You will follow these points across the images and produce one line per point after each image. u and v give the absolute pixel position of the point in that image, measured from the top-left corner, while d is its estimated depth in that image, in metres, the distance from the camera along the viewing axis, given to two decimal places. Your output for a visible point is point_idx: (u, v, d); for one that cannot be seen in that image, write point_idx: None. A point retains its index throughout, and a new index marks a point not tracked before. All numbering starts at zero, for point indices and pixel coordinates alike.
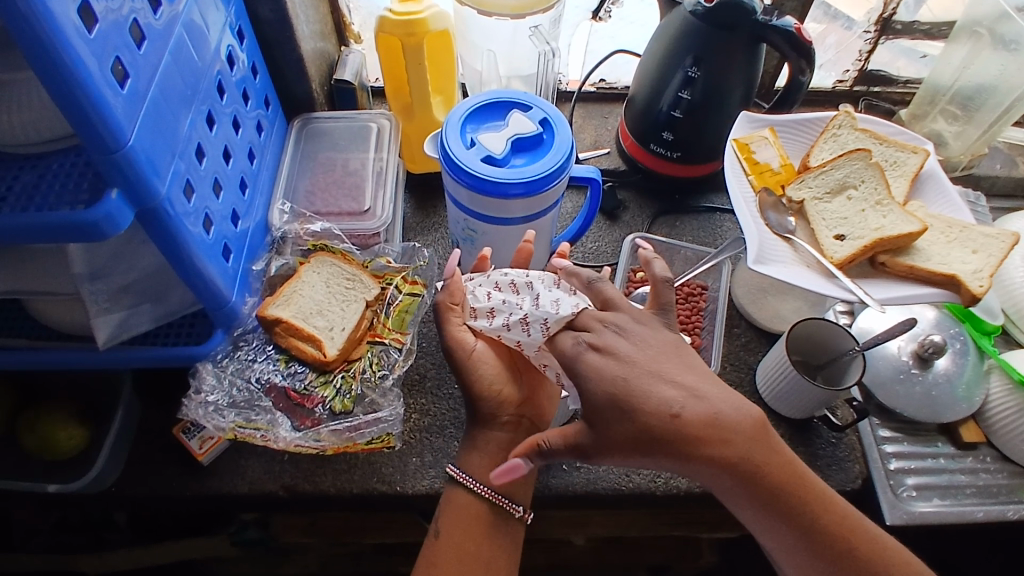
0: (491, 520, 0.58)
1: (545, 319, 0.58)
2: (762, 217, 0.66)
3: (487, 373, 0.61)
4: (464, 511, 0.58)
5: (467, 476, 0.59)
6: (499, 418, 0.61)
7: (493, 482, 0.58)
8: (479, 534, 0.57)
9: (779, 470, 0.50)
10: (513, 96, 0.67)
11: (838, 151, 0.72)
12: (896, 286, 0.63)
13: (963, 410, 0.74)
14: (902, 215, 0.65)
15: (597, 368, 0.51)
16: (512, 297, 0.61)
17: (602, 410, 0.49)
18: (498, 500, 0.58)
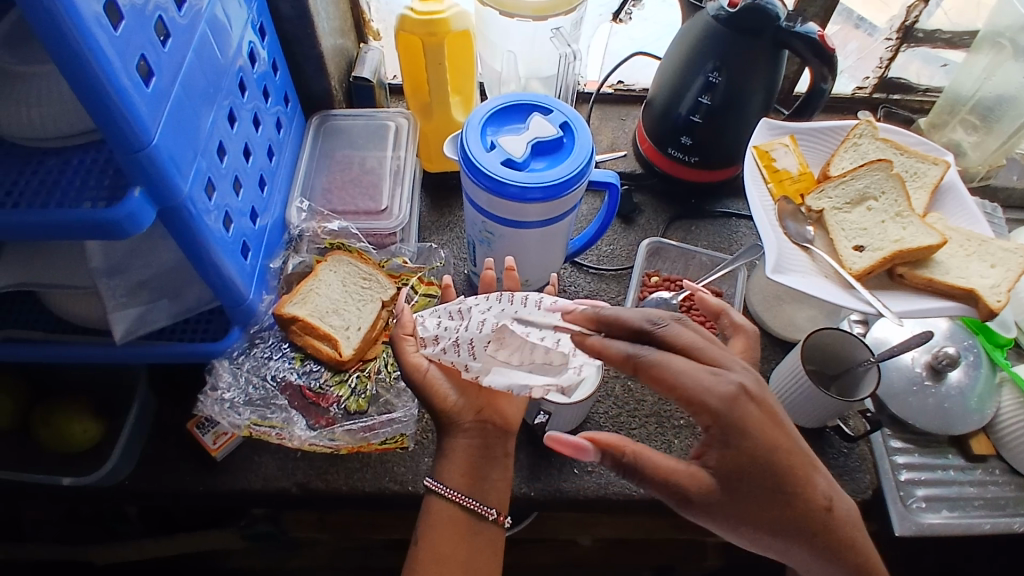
0: (468, 524, 0.56)
1: (472, 339, 0.55)
2: (781, 225, 0.66)
3: (443, 391, 0.58)
4: (440, 518, 0.56)
5: (438, 484, 0.56)
6: (459, 425, 0.58)
7: (463, 485, 0.56)
8: (457, 537, 0.55)
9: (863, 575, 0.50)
10: (534, 98, 0.67)
11: (859, 161, 0.71)
12: (914, 298, 0.63)
13: (975, 422, 0.73)
14: (922, 227, 0.65)
15: (758, 423, 0.46)
16: (455, 322, 0.58)
17: (743, 469, 0.45)
18: (469, 504, 0.56)
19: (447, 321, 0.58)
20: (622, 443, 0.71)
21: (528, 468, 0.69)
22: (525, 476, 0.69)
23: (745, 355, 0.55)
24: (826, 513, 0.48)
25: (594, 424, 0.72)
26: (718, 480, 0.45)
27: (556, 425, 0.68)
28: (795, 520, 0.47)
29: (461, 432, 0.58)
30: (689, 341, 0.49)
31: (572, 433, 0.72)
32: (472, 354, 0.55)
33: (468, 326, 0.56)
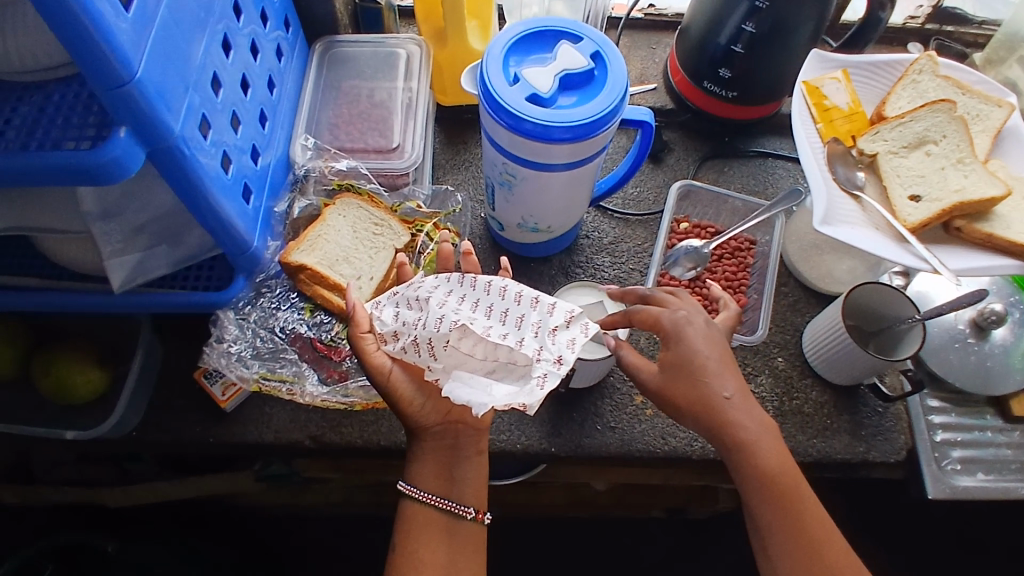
0: (449, 526, 0.55)
1: (431, 340, 0.49)
2: (830, 170, 0.61)
3: (408, 394, 0.55)
4: (416, 521, 0.55)
5: (414, 487, 0.55)
6: (424, 429, 0.56)
7: (437, 488, 0.55)
8: (437, 539, 0.54)
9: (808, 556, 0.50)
10: (562, 24, 0.60)
11: (917, 100, 0.65)
12: (971, 254, 0.58)
13: (1016, 382, 0.70)
14: (985, 176, 0.59)
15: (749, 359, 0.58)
16: (414, 313, 0.51)
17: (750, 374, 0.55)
18: (448, 505, 0.55)
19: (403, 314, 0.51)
20: (647, 398, 0.68)
21: (549, 422, 0.67)
22: (544, 432, 0.66)
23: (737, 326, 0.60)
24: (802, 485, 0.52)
25: (618, 378, 0.69)
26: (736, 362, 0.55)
27: (579, 379, 0.65)
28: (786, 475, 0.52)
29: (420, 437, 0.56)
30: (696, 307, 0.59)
31: (594, 387, 0.69)
32: (433, 354, 0.50)
33: (426, 322, 0.50)
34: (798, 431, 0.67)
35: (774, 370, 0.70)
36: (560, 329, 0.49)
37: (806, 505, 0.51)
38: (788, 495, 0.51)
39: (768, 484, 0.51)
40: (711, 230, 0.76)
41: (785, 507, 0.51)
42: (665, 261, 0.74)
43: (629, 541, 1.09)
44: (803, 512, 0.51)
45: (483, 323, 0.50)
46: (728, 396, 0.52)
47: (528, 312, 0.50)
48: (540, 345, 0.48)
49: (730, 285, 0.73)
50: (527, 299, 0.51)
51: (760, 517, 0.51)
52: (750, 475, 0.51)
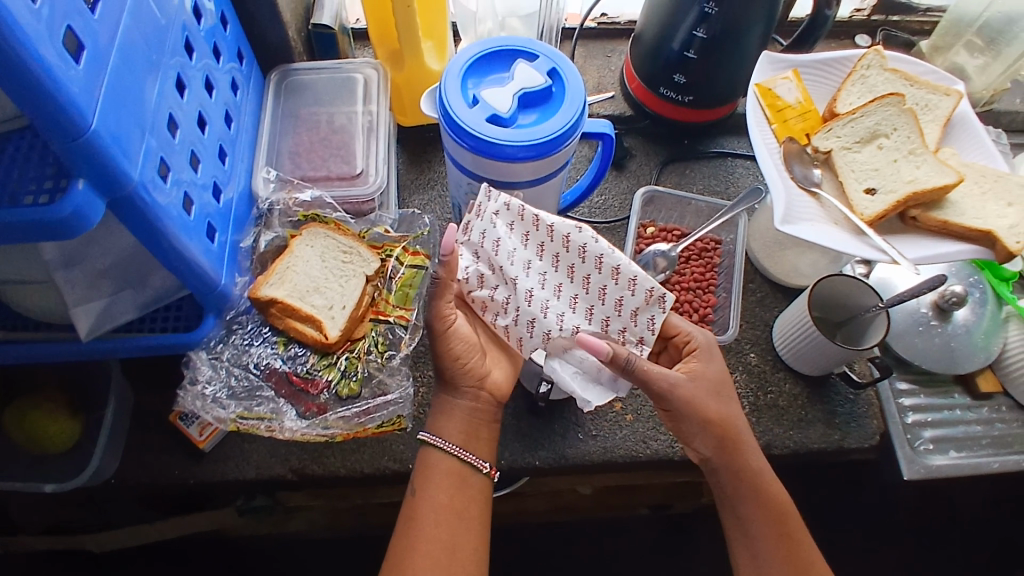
0: (464, 477, 0.56)
1: (521, 339, 0.55)
2: (787, 169, 0.62)
3: (457, 353, 0.57)
4: (437, 470, 0.56)
5: (437, 437, 0.56)
6: (459, 388, 0.58)
7: (460, 441, 0.57)
8: (451, 488, 0.55)
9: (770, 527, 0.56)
10: (517, 42, 0.61)
11: (867, 95, 0.67)
12: (926, 242, 0.60)
13: (981, 360, 0.72)
14: (937, 165, 0.61)
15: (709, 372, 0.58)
16: (498, 291, 0.54)
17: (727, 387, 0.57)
18: (466, 457, 0.56)
19: (491, 287, 0.54)
20: (626, 403, 0.69)
21: (530, 436, 0.67)
22: (527, 446, 0.67)
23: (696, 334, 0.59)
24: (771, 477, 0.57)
25: None
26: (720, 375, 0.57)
27: (557, 391, 0.66)
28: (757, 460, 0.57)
29: (455, 392, 0.58)
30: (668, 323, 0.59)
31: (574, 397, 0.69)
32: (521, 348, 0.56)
33: (518, 321, 0.54)
34: (775, 423, 0.68)
35: (747, 366, 0.71)
36: (641, 309, 0.54)
37: (798, 531, 0.57)
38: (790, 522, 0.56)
39: (775, 510, 0.56)
40: (677, 232, 0.77)
41: (786, 531, 0.56)
42: (636, 266, 0.75)
43: (618, 541, 1.09)
44: (797, 537, 0.56)
45: (567, 304, 0.54)
46: (742, 425, 0.56)
47: (610, 285, 0.54)
48: (625, 326, 0.55)
49: (698, 286, 0.74)
50: (608, 267, 0.53)
51: (755, 535, 0.56)
52: (759, 503, 0.56)
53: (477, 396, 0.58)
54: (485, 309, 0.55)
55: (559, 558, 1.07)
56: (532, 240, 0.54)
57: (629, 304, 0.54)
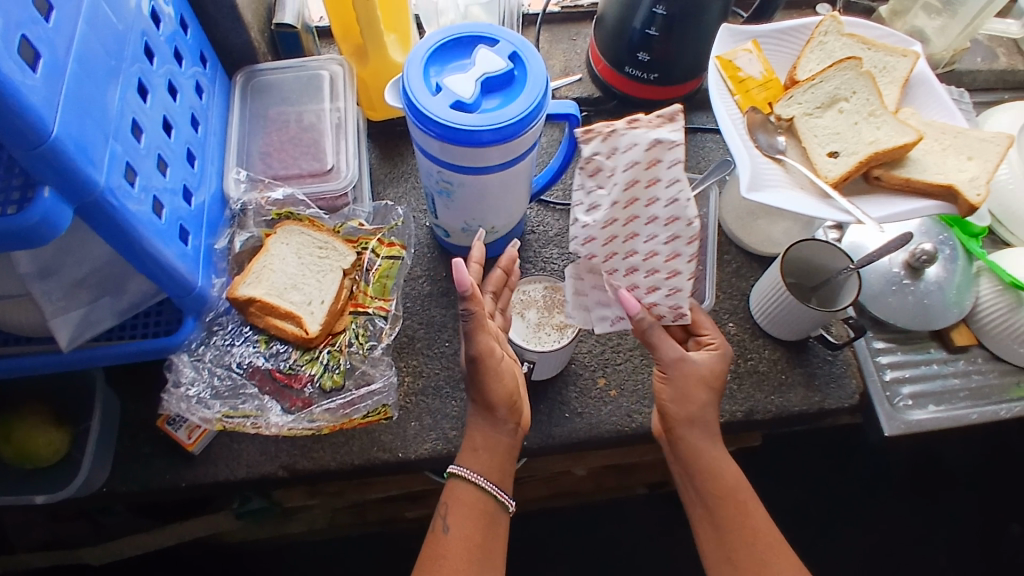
0: (492, 515, 0.57)
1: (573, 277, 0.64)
2: (752, 138, 0.63)
3: (511, 380, 0.58)
4: (466, 503, 0.56)
5: (473, 475, 0.56)
6: (496, 416, 0.58)
7: (495, 477, 0.57)
8: (479, 523, 0.56)
9: (733, 526, 0.57)
10: (476, 29, 0.61)
11: (826, 61, 0.68)
12: (891, 201, 0.61)
13: (954, 316, 0.73)
14: (896, 126, 0.62)
15: (710, 376, 0.59)
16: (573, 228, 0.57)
17: (716, 391, 0.59)
18: (499, 495, 0.57)
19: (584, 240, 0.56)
20: (610, 380, 0.70)
21: None
22: None
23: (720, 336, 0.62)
24: (739, 479, 0.58)
25: (580, 364, 0.71)
26: (713, 382, 0.59)
27: (539, 372, 0.66)
28: (727, 457, 0.59)
29: (502, 429, 0.58)
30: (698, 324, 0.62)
31: (558, 377, 0.70)
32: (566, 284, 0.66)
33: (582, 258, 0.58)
34: (757, 390, 0.69)
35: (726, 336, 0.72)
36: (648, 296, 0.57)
37: (751, 507, 0.58)
38: (737, 502, 0.57)
39: (722, 486, 0.58)
40: None
41: (727, 505, 0.57)
42: None
43: (618, 519, 1.10)
44: (747, 511, 0.57)
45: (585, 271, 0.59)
46: (712, 418, 0.59)
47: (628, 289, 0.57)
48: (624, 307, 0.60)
49: None
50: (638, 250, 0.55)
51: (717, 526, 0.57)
52: (707, 475, 0.58)
53: (515, 430, 0.59)
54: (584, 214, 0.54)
55: (560, 540, 1.08)
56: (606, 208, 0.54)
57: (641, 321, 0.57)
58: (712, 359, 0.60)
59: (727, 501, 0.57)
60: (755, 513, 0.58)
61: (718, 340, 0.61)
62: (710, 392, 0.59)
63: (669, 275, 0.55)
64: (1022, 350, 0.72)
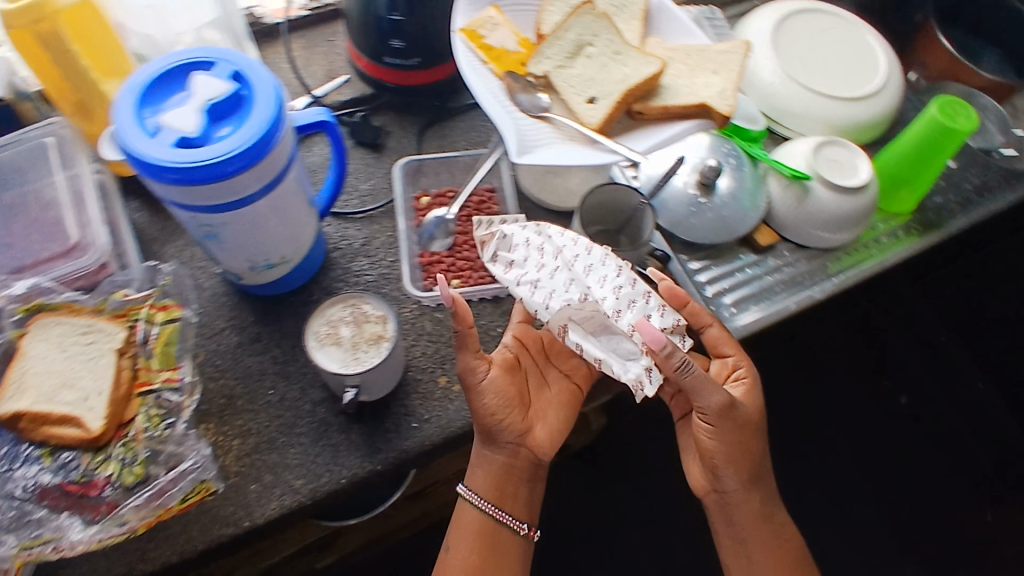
0: (494, 532, 0.65)
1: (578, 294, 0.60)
2: (513, 102, 0.62)
3: (490, 405, 0.61)
4: (471, 529, 0.65)
5: (474, 495, 0.65)
6: (495, 439, 0.64)
7: (495, 500, 0.65)
8: (482, 545, 0.65)
9: (776, 562, 0.67)
10: (188, 56, 0.56)
11: (565, 9, 0.68)
12: (656, 131, 0.62)
13: (752, 219, 0.77)
14: (641, 58, 0.64)
15: (756, 407, 0.64)
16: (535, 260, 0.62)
17: (760, 424, 0.64)
18: (500, 517, 0.65)
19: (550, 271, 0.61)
20: (450, 376, 0.68)
21: (363, 445, 0.63)
22: (363, 455, 0.63)
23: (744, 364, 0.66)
24: (782, 521, 0.67)
25: (417, 370, 0.68)
26: (756, 413, 0.63)
27: (370, 393, 0.63)
28: (773, 494, 0.67)
29: (496, 448, 0.64)
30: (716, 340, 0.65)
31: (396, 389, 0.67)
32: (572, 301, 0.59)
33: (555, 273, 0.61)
34: None
35: None
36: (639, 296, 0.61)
37: (793, 545, 0.68)
38: (783, 541, 0.67)
39: (775, 528, 0.67)
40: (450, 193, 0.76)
41: (781, 543, 0.67)
42: (414, 235, 0.74)
43: None
44: (793, 547, 0.68)
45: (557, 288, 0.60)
46: (765, 467, 0.65)
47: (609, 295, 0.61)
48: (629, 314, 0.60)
49: None
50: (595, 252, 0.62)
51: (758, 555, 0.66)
52: (759, 521, 0.66)
53: (514, 451, 0.65)
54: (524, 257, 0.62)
55: None
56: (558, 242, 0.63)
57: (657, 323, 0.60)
58: (750, 396, 0.64)
59: (773, 539, 0.67)
60: (794, 549, 0.68)
61: (746, 370, 0.65)
62: (756, 435, 0.63)
63: (631, 282, 0.61)
64: (818, 234, 0.78)
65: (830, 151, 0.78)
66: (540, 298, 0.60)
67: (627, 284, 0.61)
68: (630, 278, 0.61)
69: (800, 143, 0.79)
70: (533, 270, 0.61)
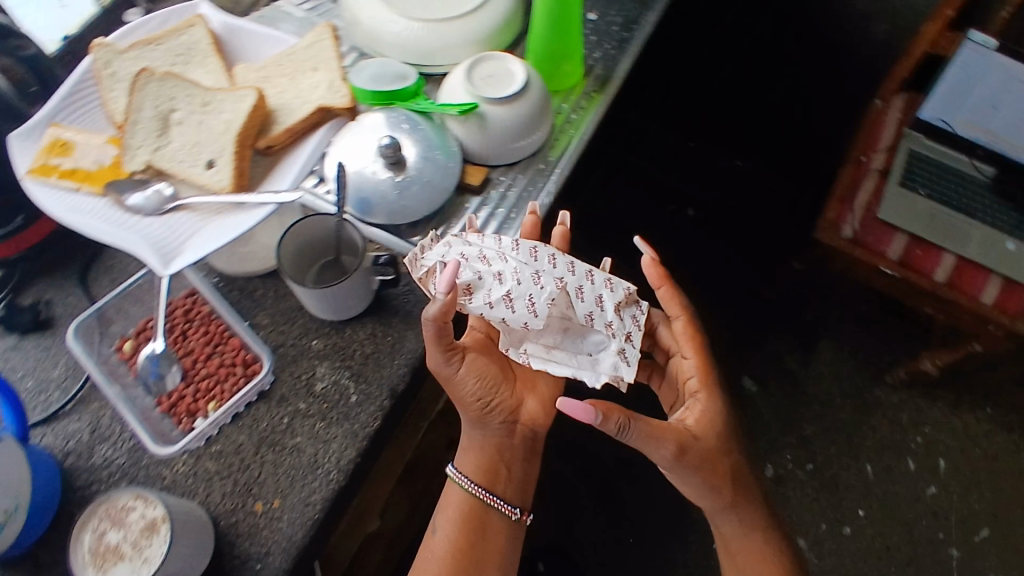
0: (479, 515, 0.72)
1: (530, 296, 0.64)
2: (130, 211, 0.64)
3: (467, 391, 0.68)
4: (455, 504, 0.73)
5: (460, 477, 0.73)
6: (485, 421, 0.71)
7: (483, 482, 0.73)
8: (468, 525, 0.72)
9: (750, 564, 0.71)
10: None
11: (126, 87, 0.72)
12: (292, 155, 0.73)
13: (455, 167, 0.76)
14: (232, 97, 0.71)
15: (750, 495, 0.70)
16: (484, 267, 0.65)
17: (740, 501, 0.70)
18: (485, 498, 0.72)
19: (500, 281, 0.64)
20: (264, 497, 0.61)
21: None
22: None
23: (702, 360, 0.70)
24: (755, 530, 0.71)
25: (227, 516, 0.61)
26: (742, 497, 0.70)
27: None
28: (744, 508, 0.70)
29: (477, 427, 0.72)
30: (681, 335, 0.72)
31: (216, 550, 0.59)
32: (533, 311, 0.64)
33: (508, 277, 0.65)
34: (374, 377, 0.67)
35: (318, 356, 0.68)
36: (587, 289, 0.68)
37: (770, 548, 0.71)
38: (760, 548, 0.71)
39: (747, 534, 0.71)
40: (148, 325, 0.69)
41: (754, 547, 0.71)
42: (138, 385, 0.67)
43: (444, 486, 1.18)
44: (770, 551, 0.71)
45: (524, 296, 0.64)
46: (739, 485, 0.69)
47: (566, 300, 0.67)
48: (590, 310, 0.67)
49: (213, 343, 0.68)
50: (540, 253, 0.67)
51: (734, 546, 0.71)
52: (736, 528, 0.71)
53: (507, 428, 0.73)
54: (484, 273, 0.64)
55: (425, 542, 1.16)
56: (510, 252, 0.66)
57: (607, 300, 0.68)
58: (709, 411, 0.67)
59: (746, 544, 0.71)
60: (767, 556, 0.71)
61: (701, 380, 0.69)
62: (734, 480, 0.68)
63: (571, 270, 0.68)
64: (518, 145, 0.78)
65: (482, 69, 0.78)
66: (514, 313, 0.64)
67: (583, 279, 0.68)
68: (570, 267, 0.68)
69: (454, 76, 0.78)
70: (495, 271, 0.65)
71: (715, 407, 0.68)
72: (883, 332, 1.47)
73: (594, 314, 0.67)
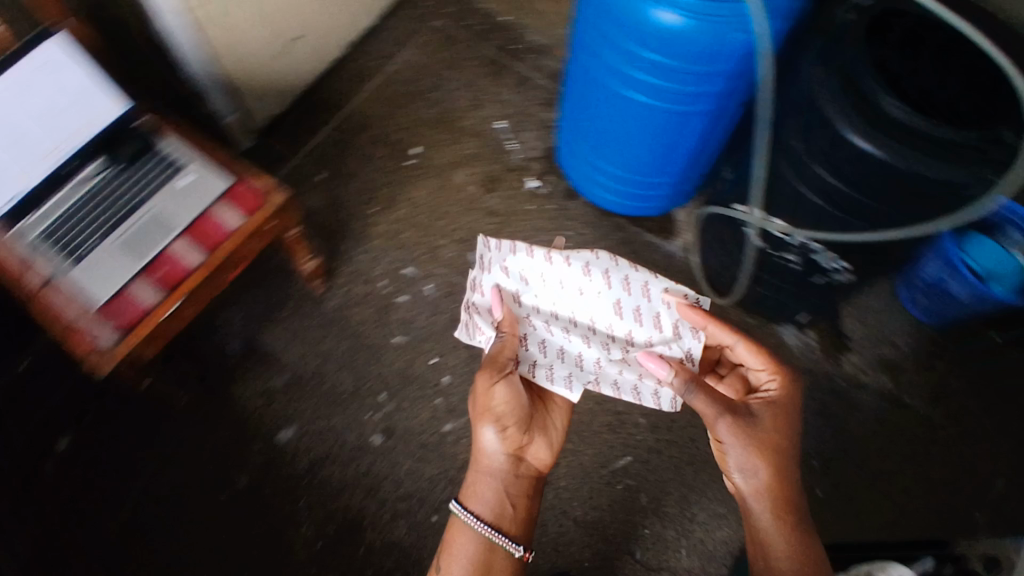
0: (491, 548, 0.98)
1: (579, 359, 1.07)
2: None
3: (491, 422, 1.02)
4: (473, 542, 0.98)
5: (467, 515, 0.99)
6: (501, 454, 1.02)
7: (491, 519, 1.00)
8: (487, 549, 0.98)
9: (783, 536, 0.90)
10: None
11: None
12: None
13: None
14: None
15: (789, 449, 0.95)
16: (566, 324, 1.09)
17: (789, 460, 0.95)
18: (496, 533, 0.98)
19: (567, 333, 1.08)
20: None
21: None
22: None
23: (762, 362, 1.02)
24: (794, 504, 0.92)
25: None
26: (786, 448, 0.95)
27: None
28: (789, 485, 0.93)
29: (499, 458, 1.02)
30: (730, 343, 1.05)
31: None
32: (597, 368, 1.06)
33: (566, 342, 1.08)
34: None
35: None
36: (650, 309, 1.09)
37: (802, 530, 0.90)
38: (789, 516, 0.91)
39: (784, 506, 0.92)
40: None
41: (784, 519, 0.91)
42: None
43: None
44: (803, 532, 0.90)
45: (598, 351, 1.07)
46: (789, 458, 0.95)
47: (607, 338, 1.09)
48: (638, 329, 1.08)
49: None
50: (632, 281, 1.10)
51: (764, 515, 0.92)
52: (777, 494, 0.93)
53: (524, 464, 1.05)
54: (532, 327, 1.09)
55: None
56: (576, 317, 1.10)
57: (661, 313, 1.08)
58: (775, 399, 0.98)
59: (783, 514, 0.91)
60: (804, 534, 0.90)
61: (769, 380, 1.01)
62: (784, 440, 0.95)
63: (637, 292, 1.10)
64: None
65: None
66: (570, 360, 1.07)
67: (638, 298, 1.09)
68: (643, 292, 1.10)
69: None
70: (540, 337, 1.08)
71: (794, 437, 0.96)
72: (266, 278, 1.53)
73: (644, 335, 1.08)
